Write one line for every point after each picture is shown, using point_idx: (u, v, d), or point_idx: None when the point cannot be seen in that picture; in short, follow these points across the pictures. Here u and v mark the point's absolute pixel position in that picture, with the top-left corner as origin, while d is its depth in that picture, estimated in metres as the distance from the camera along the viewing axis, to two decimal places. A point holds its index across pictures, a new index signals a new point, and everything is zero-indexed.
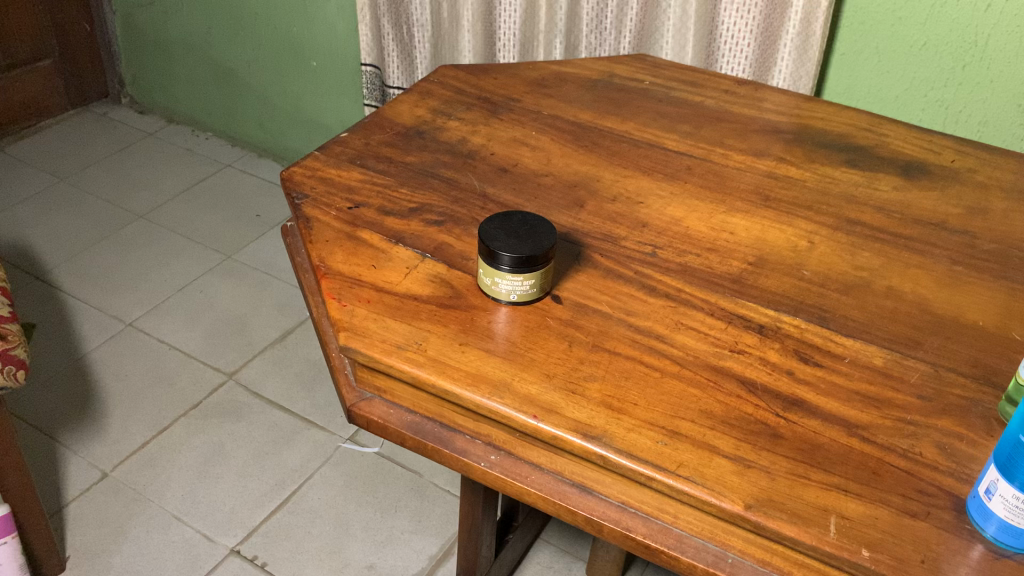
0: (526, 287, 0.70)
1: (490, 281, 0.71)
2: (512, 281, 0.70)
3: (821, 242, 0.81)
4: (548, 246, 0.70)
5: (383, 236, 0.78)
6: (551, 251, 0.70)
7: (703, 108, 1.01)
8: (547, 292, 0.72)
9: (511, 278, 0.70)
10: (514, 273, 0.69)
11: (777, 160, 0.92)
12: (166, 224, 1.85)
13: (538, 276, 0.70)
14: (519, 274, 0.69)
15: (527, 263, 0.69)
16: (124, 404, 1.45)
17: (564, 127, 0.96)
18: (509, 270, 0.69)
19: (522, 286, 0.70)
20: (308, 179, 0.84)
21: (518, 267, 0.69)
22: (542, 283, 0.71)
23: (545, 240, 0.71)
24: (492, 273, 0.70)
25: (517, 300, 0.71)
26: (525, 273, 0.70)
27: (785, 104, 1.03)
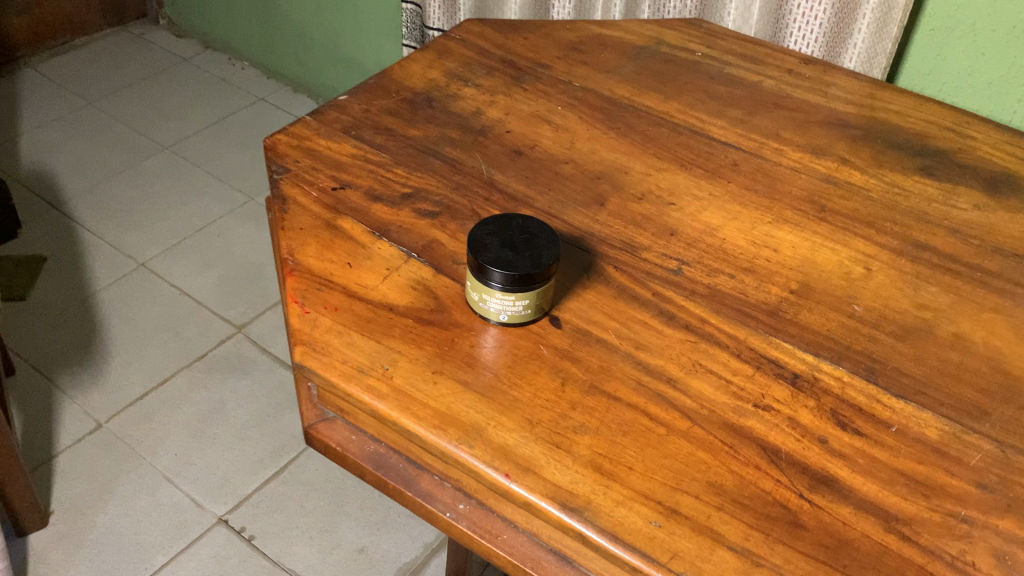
0: (518, 308, 0.60)
1: (477, 297, 0.61)
2: (504, 300, 0.59)
3: (879, 271, 0.69)
4: (548, 261, 0.59)
5: (367, 226, 0.68)
6: (551, 267, 0.59)
7: (759, 89, 0.87)
8: (547, 312, 0.62)
9: (501, 296, 0.59)
10: (506, 292, 0.59)
11: (839, 160, 0.79)
12: (191, 158, 1.77)
13: (535, 295, 0.60)
14: (512, 293, 0.59)
15: (522, 281, 0.58)
16: (127, 350, 1.39)
17: (596, 103, 0.84)
18: (500, 288, 0.59)
19: (514, 306, 0.60)
20: (292, 150, 0.74)
21: (510, 285, 0.58)
22: (540, 301, 0.61)
23: (545, 253, 0.60)
24: (481, 289, 0.60)
25: (508, 321, 0.61)
26: (517, 293, 0.59)
27: (856, 92, 0.89)
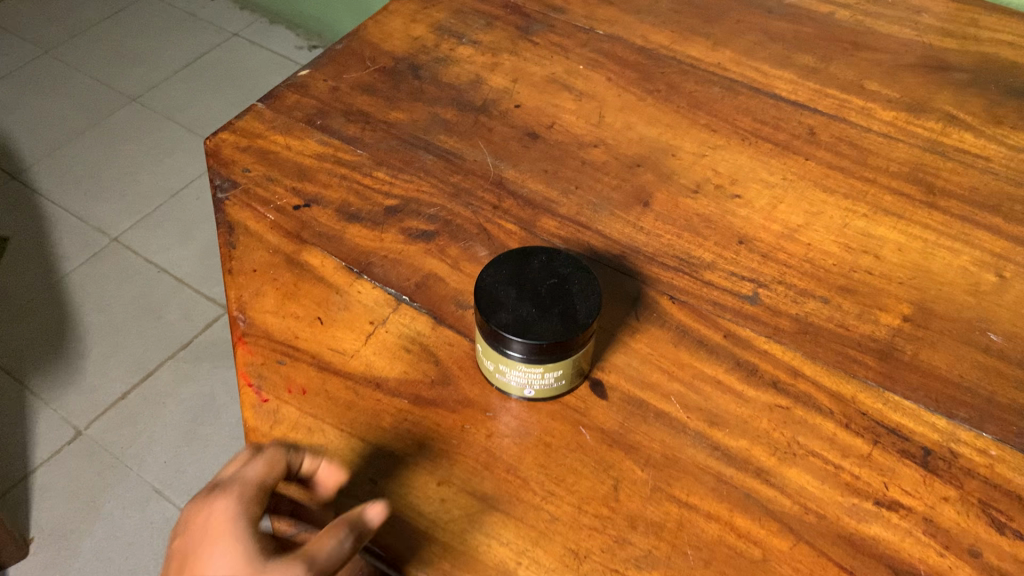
0: (548, 381, 0.45)
1: (492, 366, 0.45)
2: (529, 372, 0.44)
3: (1015, 279, 0.52)
4: (585, 317, 0.43)
5: (341, 260, 0.52)
6: (589, 327, 0.43)
7: (830, 24, 0.70)
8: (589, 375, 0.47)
9: (524, 369, 0.44)
10: (531, 363, 0.43)
11: (944, 118, 0.62)
12: (162, 110, 1.58)
13: (571, 362, 0.44)
14: (539, 364, 0.43)
15: (550, 349, 0.43)
16: (105, 341, 1.25)
17: (627, 54, 0.66)
18: (522, 359, 0.43)
19: (543, 379, 0.44)
20: (241, 153, 0.57)
21: (533, 354, 0.43)
22: (578, 366, 0.45)
23: (579, 305, 0.44)
24: (495, 358, 0.44)
25: (535, 396, 0.45)
26: (545, 364, 0.44)
27: (953, 19, 0.70)
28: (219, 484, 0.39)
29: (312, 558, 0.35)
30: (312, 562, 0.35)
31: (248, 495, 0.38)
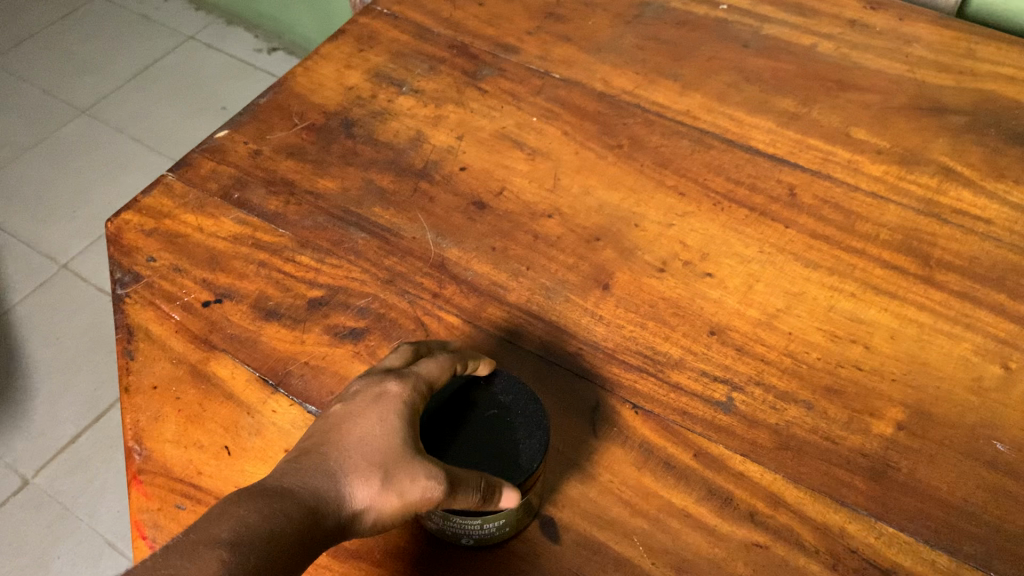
0: (490, 529, 0.38)
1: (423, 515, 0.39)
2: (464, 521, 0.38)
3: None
4: (529, 461, 0.38)
5: (255, 371, 0.45)
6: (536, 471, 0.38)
7: (812, 57, 0.63)
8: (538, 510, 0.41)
9: (461, 519, 0.37)
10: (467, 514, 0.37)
11: (939, 171, 0.55)
12: (113, 122, 1.50)
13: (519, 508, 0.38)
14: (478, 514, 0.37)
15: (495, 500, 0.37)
16: (54, 378, 1.18)
17: (586, 103, 0.59)
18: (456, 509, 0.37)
19: (484, 527, 0.38)
20: (146, 239, 0.51)
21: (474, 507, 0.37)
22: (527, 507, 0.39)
23: (522, 445, 0.39)
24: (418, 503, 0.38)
25: (475, 543, 0.39)
26: (486, 513, 0.37)
27: (948, 48, 0.64)
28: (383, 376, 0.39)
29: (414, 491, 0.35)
30: (413, 488, 0.35)
31: (393, 393, 0.38)
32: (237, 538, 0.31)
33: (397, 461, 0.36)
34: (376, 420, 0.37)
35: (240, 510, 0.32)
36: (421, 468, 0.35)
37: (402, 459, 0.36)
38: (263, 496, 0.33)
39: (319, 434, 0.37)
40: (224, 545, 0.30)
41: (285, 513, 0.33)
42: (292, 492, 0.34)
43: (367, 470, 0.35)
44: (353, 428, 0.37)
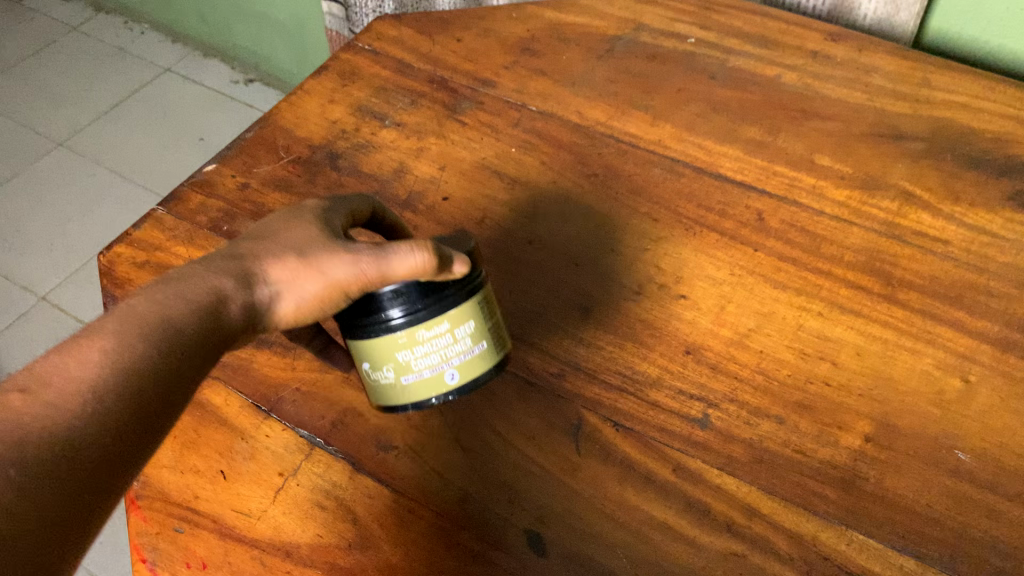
0: (463, 347, 0.43)
1: (402, 362, 0.42)
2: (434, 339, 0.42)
3: (981, 384, 0.48)
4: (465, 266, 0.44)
5: (248, 398, 0.47)
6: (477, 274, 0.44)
7: (776, 88, 0.66)
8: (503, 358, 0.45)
9: (433, 335, 0.42)
10: (433, 317, 0.42)
11: (900, 195, 0.58)
12: (90, 155, 1.51)
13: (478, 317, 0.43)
14: (443, 316, 0.42)
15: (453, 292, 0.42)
16: None
17: (562, 133, 0.62)
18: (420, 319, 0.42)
19: (457, 345, 0.43)
20: (138, 271, 0.52)
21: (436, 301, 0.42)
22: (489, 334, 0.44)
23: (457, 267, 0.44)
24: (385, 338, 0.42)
25: (456, 381, 0.43)
26: (450, 318, 0.42)
27: (905, 78, 0.67)
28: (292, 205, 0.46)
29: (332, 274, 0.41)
30: (331, 269, 0.41)
31: (307, 211, 0.44)
32: (149, 312, 0.37)
33: (308, 257, 0.41)
34: (288, 229, 0.43)
35: (154, 294, 0.38)
36: (334, 257, 0.41)
37: (317, 252, 0.42)
38: (180, 282, 0.39)
39: (237, 242, 0.43)
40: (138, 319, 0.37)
41: (200, 293, 0.39)
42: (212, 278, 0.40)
43: (280, 266, 0.41)
44: (268, 237, 0.43)
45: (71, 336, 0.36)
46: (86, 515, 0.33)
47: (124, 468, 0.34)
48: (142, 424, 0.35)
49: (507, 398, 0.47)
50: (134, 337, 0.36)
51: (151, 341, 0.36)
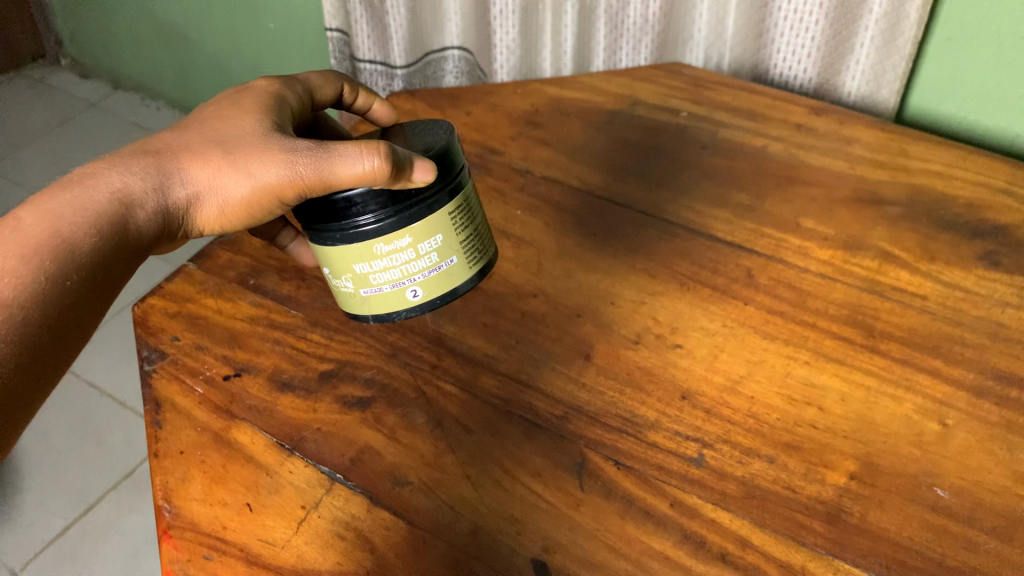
0: (424, 259, 0.50)
1: (367, 269, 0.50)
2: (397, 251, 0.49)
3: (958, 427, 0.52)
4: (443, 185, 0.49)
5: (273, 436, 0.50)
6: (449, 191, 0.50)
7: (763, 157, 0.71)
8: (474, 268, 0.53)
9: (397, 248, 0.49)
10: (394, 233, 0.49)
11: (880, 254, 0.63)
12: None
13: (444, 228, 0.50)
14: (405, 229, 0.49)
15: (419, 201, 0.49)
16: (45, 472, 1.20)
17: (564, 198, 0.67)
18: (384, 230, 0.49)
19: (418, 258, 0.50)
20: (170, 320, 0.56)
21: (400, 213, 0.48)
22: (454, 244, 0.51)
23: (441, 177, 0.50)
24: (353, 247, 0.49)
25: (415, 288, 0.51)
26: (415, 234, 0.49)
27: (883, 148, 0.72)
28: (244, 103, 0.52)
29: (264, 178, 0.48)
30: (263, 172, 0.47)
31: (254, 114, 0.50)
32: (89, 205, 0.45)
33: (247, 160, 0.48)
34: (232, 131, 0.49)
35: (97, 185, 0.46)
36: (270, 159, 0.48)
37: (252, 154, 0.48)
38: (123, 176, 0.47)
39: (189, 137, 0.50)
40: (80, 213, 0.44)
41: (138, 191, 0.47)
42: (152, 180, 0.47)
43: (218, 166, 0.48)
44: (214, 134, 0.49)
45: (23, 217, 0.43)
46: (32, 392, 0.40)
47: (62, 353, 0.42)
48: (75, 313, 0.43)
49: (514, 438, 0.51)
50: (73, 225, 0.44)
51: (88, 230, 0.44)
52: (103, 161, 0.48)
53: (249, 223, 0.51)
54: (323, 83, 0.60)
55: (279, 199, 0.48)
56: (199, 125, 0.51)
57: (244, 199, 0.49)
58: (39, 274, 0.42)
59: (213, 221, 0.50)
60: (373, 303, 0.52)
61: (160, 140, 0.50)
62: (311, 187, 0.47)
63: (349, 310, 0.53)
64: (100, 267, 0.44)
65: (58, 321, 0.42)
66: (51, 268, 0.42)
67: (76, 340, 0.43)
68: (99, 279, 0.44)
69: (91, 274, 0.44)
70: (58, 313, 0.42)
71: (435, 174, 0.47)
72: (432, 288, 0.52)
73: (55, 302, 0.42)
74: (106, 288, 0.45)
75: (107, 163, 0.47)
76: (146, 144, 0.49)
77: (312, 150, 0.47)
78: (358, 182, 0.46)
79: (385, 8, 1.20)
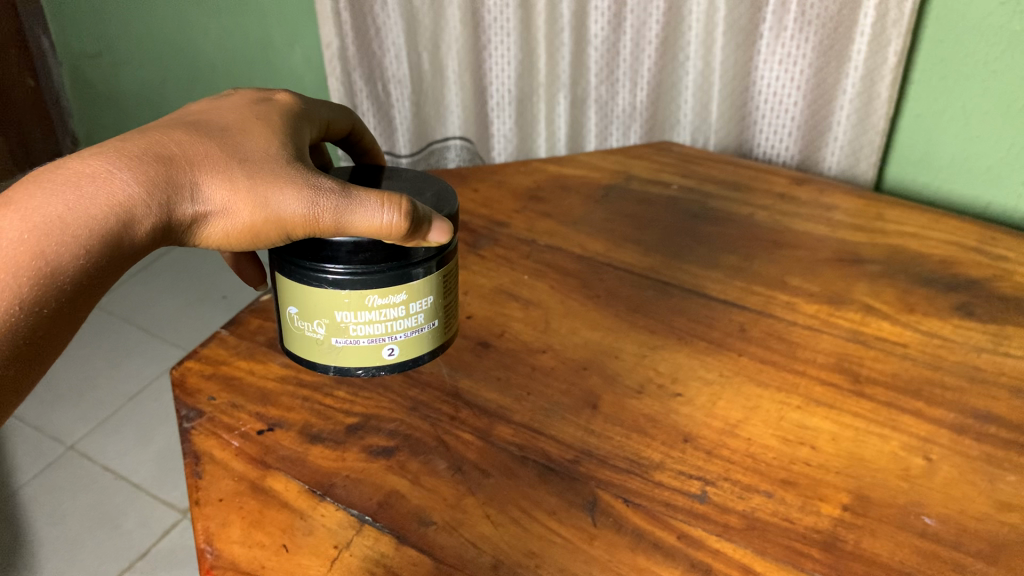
0: (410, 318, 0.56)
1: (350, 318, 0.54)
2: (389, 305, 0.54)
3: (942, 461, 0.55)
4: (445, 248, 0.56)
5: (305, 484, 0.54)
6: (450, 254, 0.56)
7: (752, 225, 0.77)
8: (443, 336, 0.59)
9: (390, 304, 0.54)
10: (393, 288, 0.54)
11: (863, 308, 0.67)
12: (118, 313, 1.60)
13: (433, 292, 0.56)
14: (404, 286, 0.54)
15: (421, 263, 0.54)
16: (57, 556, 1.18)
17: (568, 265, 0.73)
18: (381, 286, 0.53)
19: (405, 315, 0.55)
20: (206, 381, 0.62)
21: (403, 272, 0.54)
22: (436, 308, 0.57)
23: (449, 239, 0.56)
24: (344, 296, 0.54)
25: (395, 340, 0.56)
26: (410, 293, 0.55)
27: (861, 214, 0.79)
28: (262, 132, 0.55)
29: (277, 212, 0.51)
30: (276, 206, 0.51)
31: (272, 150, 0.53)
32: (92, 215, 0.46)
33: (263, 189, 0.51)
34: (251, 162, 0.52)
35: (106, 192, 0.47)
36: (289, 195, 0.51)
37: (269, 189, 0.51)
38: (134, 184, 0.48)
39: (205, 148, 0.52)
40: (86, 223, 0.46)
41: (153, 203, 0.48)
42: (168, 195, 0.49)
43: (232, 189, 0.51)
44: (235, 157, 0.52)
45: (23, 221, 0.44)
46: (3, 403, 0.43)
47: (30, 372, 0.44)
48: (61, 321, 0.45)
49: (530, 480, 0.54)
50: (69, 238, 0.45)
51: (85, 244, 0.46)
52: (111, 158, 0.49)
53: (245, 248, 0.53)
54: (337, 118, 0.67)
55: (284, 232, 0.52)
56: (215, 138, 0.53)
57: (250, 227, 0.51)
58: (22, 295, 0.44)
59: (212, 240, 0.52)
60: (344, 352, 0.56)
61: (175, 143, 0.51)
62: (322, 227, 0.51)
63: (310, 356, 0.57)
64: (85, 283, 0.46)
65: (31, 346, 0.44)
66: (36, 289, 0.44)
67: (45, 361, 0.45)
68: (81, 296, 0.46)
69: (74, 292, 0.46)
70: (30, 333, 0.44)
71: (449, 237, 0.53)
72: (407, 348, 0.57)
73: (30, 324, 0.44)
74: (82, 309, 0.47)
75: (118, 164, 0.48)
76: (160, 146, 0.51)
77: (333, 192, 0.51)
78: (372, 232, 0.51)
79: (391, 102, 1.32)
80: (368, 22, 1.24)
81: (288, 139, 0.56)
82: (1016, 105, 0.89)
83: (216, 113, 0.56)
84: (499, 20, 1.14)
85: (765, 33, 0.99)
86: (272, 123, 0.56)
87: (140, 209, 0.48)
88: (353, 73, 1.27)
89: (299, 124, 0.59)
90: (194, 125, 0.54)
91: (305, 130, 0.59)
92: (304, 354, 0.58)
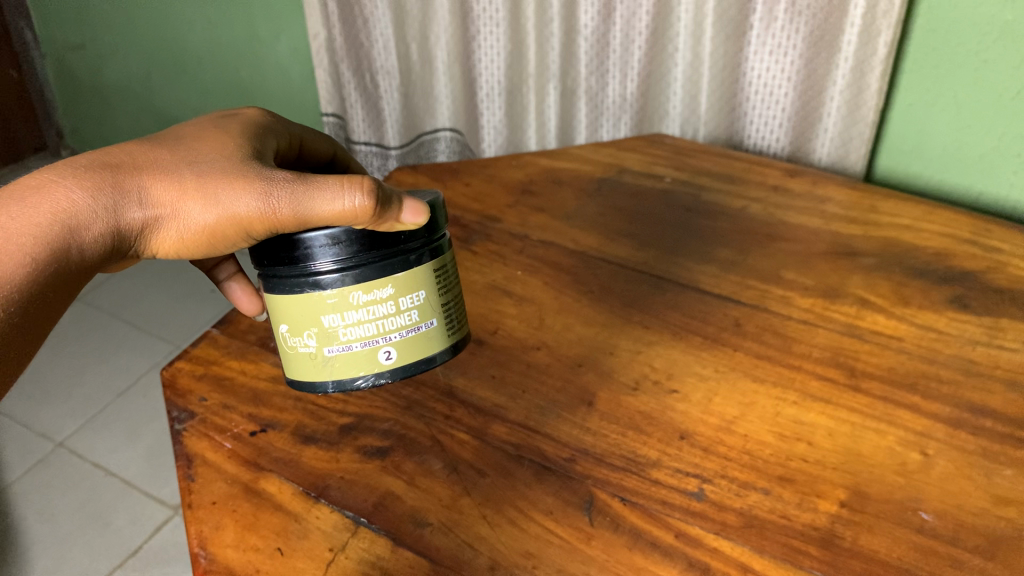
0: (404, 315, 0.53)
1: (338, 322, 0.52)
2: (375, 301, 0.52)
3: (938, 455, 0.55)
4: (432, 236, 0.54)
5: (299, 486, 0.53)
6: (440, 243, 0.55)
7: (746, 218, 0.77)
8: (450, 337, 0.56)
9: (378, 300, 0.52)
10: (377, 280, 0.52)
11: (858, 302, 0.67)
12: (107, 308, 1.59)
13: (426, 286, 0.54)
14: (388, 278, 0.52)
15: (407, 249, 0.53)
16: (47, 553, 1.17)
17: (561, 261, 0.72)
18: (364, 280, 0.52)
19: (397, 313, 0.53)
20: (198, 382, 0.62)
21: (386, 263, 0.52)
22: (432, 306, 0.55)
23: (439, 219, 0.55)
24: (327, 296, 0.52)
25: (393, 342, 0.53)
26: (398, 285, 0.53)
27: (854, 205, 0.78)
28: (217, 136, 0.55)
29: (232, 210, 0.50)
30: (230, 203, 0.50)
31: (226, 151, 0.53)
32: (36, 224, 0.47)
33: (213, 186, 0.51)
34: (204, 163, 0.52)
35: (49, 199, 0.48)
36: (243, 192, 0.50)
37: (224, 187, 0.51)
38: (77, 189, 0.49)
39: (155, 154, 0.52)
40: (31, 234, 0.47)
41: (99, 209, 0.49)
42: (115, 202, 0.50)
43: (183, 190, 0.51)
44: (185, 159, 0.52)
45: None
46: None
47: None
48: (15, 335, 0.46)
49: (526, 480, 0.54)
50: (15, 248, 0.46)
51: (31, 253, 0.47)
52: (58, 169, 0.50)
53: (209, 250, 0.53)
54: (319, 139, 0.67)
55: (244, 230, 0.51)
56: (169, 146, 0.53)
57: (207, 227, 0.51)
58: None
59: (172, 244, 0.52)
60: (339, 363, 0.53)
61: (125, 153, 0.52)
62: (281, 221, 0.50)
63: (308, 377, 0.55)
64: (38, 296, 0.47)
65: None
66: None
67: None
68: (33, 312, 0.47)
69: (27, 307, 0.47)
70: None
71: (425, 217, 0.52)
72: (406, 350, 0.54)
73: None
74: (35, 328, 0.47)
75: (63, 173, 0.49)
76: (108, 156, 0.51)
77: (287, 183, 0.50)
78: (335, 219, 0.50)
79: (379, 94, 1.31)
80: (355, 13, 1.22)
81: (246, 141, 0.55)
82: (1006, 95, 0.89)
83: (176, 125, 0.57)
84: (487, 11, 1.13)
85: (755, 24, 0.98)
86: (235, 129, 0.56)
87: (84, 215, 0.49)
88: (340, 64, 1.27)
89: (273, 132, 0.60)
90: (148, 138, 0.55)
91: (272, 138, 0.59)
92: (303, 376, 0.55)
